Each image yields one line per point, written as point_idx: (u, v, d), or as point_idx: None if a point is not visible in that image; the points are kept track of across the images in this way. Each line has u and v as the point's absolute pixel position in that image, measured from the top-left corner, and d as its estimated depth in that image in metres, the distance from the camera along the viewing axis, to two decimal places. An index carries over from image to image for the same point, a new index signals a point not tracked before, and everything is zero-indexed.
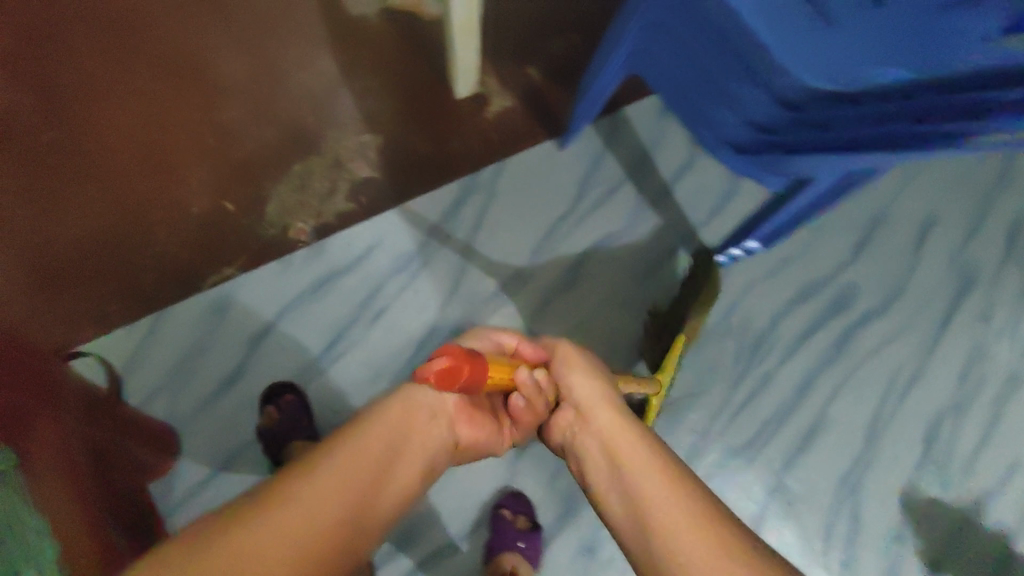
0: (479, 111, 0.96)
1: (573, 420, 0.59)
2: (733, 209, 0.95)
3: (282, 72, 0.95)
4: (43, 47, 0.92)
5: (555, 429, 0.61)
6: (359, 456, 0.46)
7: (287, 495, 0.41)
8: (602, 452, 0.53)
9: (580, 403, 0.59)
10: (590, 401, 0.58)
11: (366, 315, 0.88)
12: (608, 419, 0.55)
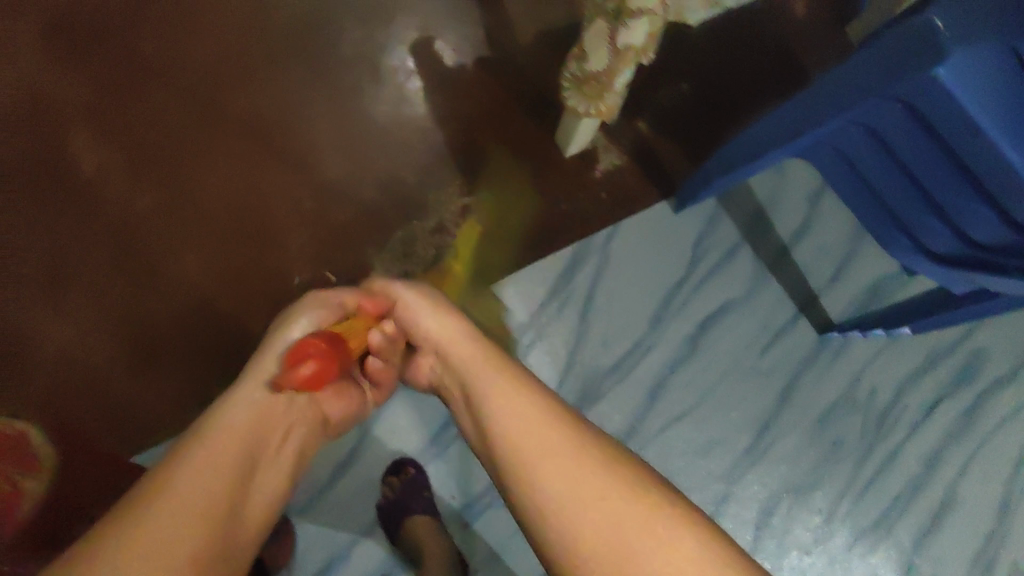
0: (588, 168, 0.90)
1: (433, 361, 0.61)
2: (853, 274, 0.91)
3: (375, 128, 0.90)
4: (126, 105, 0.88)
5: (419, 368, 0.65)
6: (213, 466, 0.47)
7: (161, 487, 0.44)
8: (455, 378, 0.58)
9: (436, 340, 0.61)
10: (449, 339, 0.59)
11: None
12: (474, 360, 0.57)
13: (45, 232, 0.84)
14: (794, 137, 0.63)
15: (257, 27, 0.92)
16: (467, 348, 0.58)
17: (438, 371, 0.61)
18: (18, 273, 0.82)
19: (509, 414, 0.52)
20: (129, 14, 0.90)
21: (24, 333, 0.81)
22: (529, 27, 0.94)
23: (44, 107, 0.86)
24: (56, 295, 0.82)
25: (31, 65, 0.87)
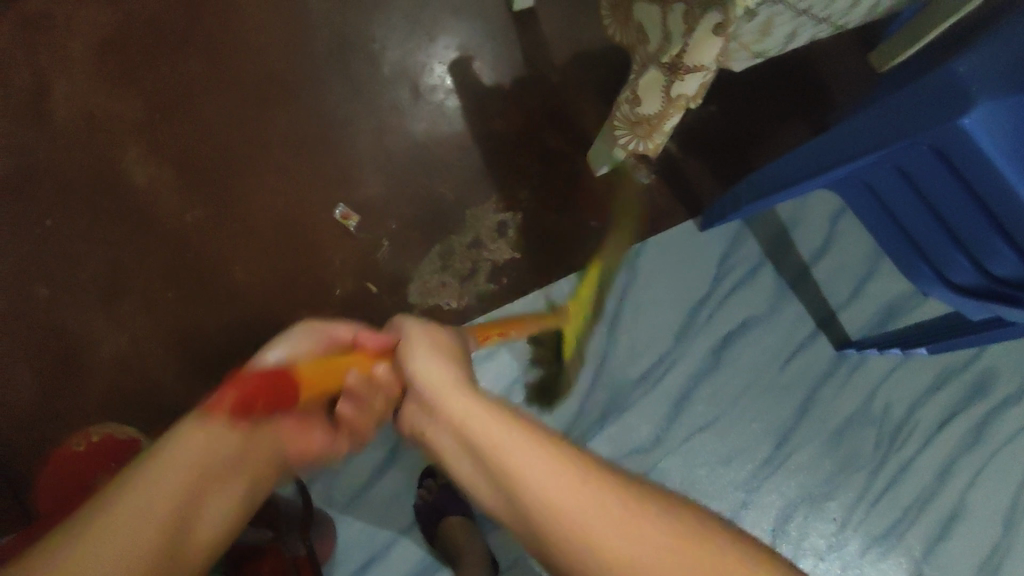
0: (617, 186, 0.93)
1: (421, 408, 0.56)
2: (871, 292, 0.94)
3: (413, 146, 0.94)
4: (176, 121, 0.91)
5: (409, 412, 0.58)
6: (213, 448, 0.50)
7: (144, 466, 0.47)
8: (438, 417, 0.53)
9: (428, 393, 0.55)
10: (440, 386, 0.54)
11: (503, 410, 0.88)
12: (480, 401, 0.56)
13: (100, 243, 0.88)
14: (825, 171, 0.66)
15: (302, 46, 0.95)
16: (446, 386, 0.54)
17: (425, 419, 0.56)
18: (76, 283, 0.87)
19: (460, 415, 0.51)
20: (178, 32, 0.94)
21: (83, 340, 0.85)
22: (564, 49, 0.97)
23: (99, 122, 0.90)
24: (112, 303, 0.87)
25: (85, 81, 0.91)
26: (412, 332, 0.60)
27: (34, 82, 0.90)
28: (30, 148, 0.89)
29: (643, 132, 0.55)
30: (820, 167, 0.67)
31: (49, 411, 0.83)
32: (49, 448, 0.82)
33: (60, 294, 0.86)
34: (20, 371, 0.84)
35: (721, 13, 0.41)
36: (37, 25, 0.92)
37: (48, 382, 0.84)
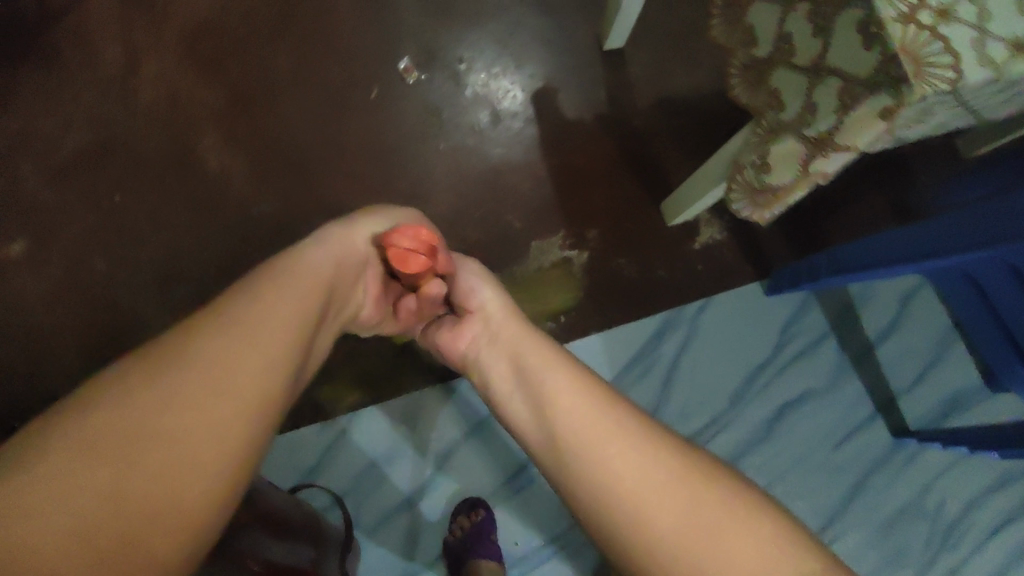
0: (689, 237, 0.91)
1: (479, 332, 0.58)
2: (934, 382, 0.90)
3: (487, 169, 0.92)
4: (256, 114, 0.91)
5: (462, 335, 0.60)
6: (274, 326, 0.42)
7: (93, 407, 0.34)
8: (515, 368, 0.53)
9: (489, 315, 0.58)
10: (501, 320, 0.57)
11: (514, 479, 0.85)
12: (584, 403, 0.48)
13: (164, 227, 0.87)
14: (925, 259, 0.64)
15: (389, 55, 0.95)
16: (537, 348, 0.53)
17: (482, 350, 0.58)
18: (135, 262, 0.86)
19: (530, 345, 0.53)
20: (270, 26, 0.93)
21: (133, 324, 0.84)
22: (650, 92, 0.96)
23: (181, 106, 0.90)
24: (167, 289, 0.85)
25: (174, 64, 0.91)
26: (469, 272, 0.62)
27: (124, 59, 0.90)
28: (111, 123, 0.89)
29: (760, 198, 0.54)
30: (920, 252, 0.65)
31: None
32: None
33: (118, 273, 0.85)
34: (69, 345, 0.83)
35: (894, 99, 0.40)
36: (137, 3, 0.92)
37: (94, 362, 0.83)
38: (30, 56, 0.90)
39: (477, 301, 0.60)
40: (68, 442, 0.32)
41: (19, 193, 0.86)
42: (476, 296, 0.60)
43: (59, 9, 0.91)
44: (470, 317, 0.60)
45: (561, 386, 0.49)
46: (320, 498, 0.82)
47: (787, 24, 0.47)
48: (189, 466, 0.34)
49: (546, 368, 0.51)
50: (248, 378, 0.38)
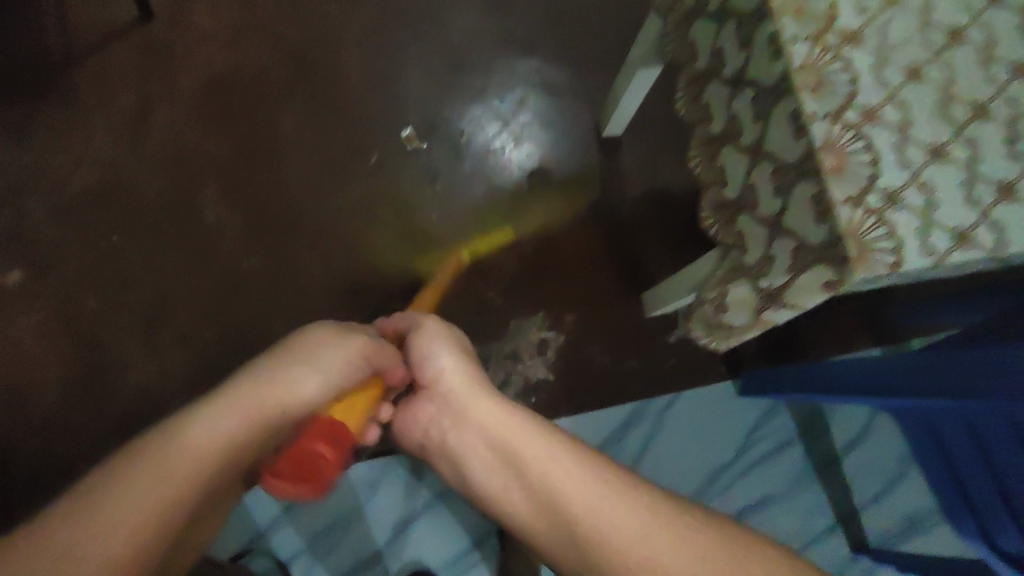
0: (665, 330, 0.93)
1: (443, 408, 0.63)
2: (896, 499, 0.90)
3: (475, 244, 0.95)
4: (259, 170, 0.94)
5: (424, 408, 0.66)
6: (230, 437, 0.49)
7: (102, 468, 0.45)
8: (494, 453, 0.57)
9: (455, 396, 0.62)
10: (463, 394, 0.61)
11: (465, 558, 0.84)
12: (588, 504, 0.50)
13: (156, 271, 0.89)
14: (887, 396, 0.65)
15: (392, 124, 0.98)
16: (503, 422, 0.57)
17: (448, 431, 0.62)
18: (123, 302, 0.88)
19: (493, 420, 0.58)
20: (281, 85, 0.97)
21: (112, 363, 0.86)
22: (642, 182, 0.98)
23: (187, 156, 0.93)
24: (151, 332, 0.87)
25: (185, 114, 0.94)
26: (427, 332, 0.66)
27: (138, 104, 0.94)
28: (119, 165, 0.92)
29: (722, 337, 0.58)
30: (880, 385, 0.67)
31: (64, 427, 0.84)
32: (54, 466, 0.83)
33: (105, 310, 0.87)
34: (46, 377, 0.85)
35: (835, 275, 0.42)
36: (157, 52, 0.96)
37: (71, 398, 0.84)
38: (48, 93, 0.94)
39: (433, 371, 0.64)
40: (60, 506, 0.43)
41: (20, 224, 0.89)
42: (433, 366, 0.64)
43: (82, 50, 0.95)
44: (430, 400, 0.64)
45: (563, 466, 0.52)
46: (261, 561, 0.82)
47: (753, 179, 0.49)
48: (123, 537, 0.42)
49: (523, 442, 0.55)
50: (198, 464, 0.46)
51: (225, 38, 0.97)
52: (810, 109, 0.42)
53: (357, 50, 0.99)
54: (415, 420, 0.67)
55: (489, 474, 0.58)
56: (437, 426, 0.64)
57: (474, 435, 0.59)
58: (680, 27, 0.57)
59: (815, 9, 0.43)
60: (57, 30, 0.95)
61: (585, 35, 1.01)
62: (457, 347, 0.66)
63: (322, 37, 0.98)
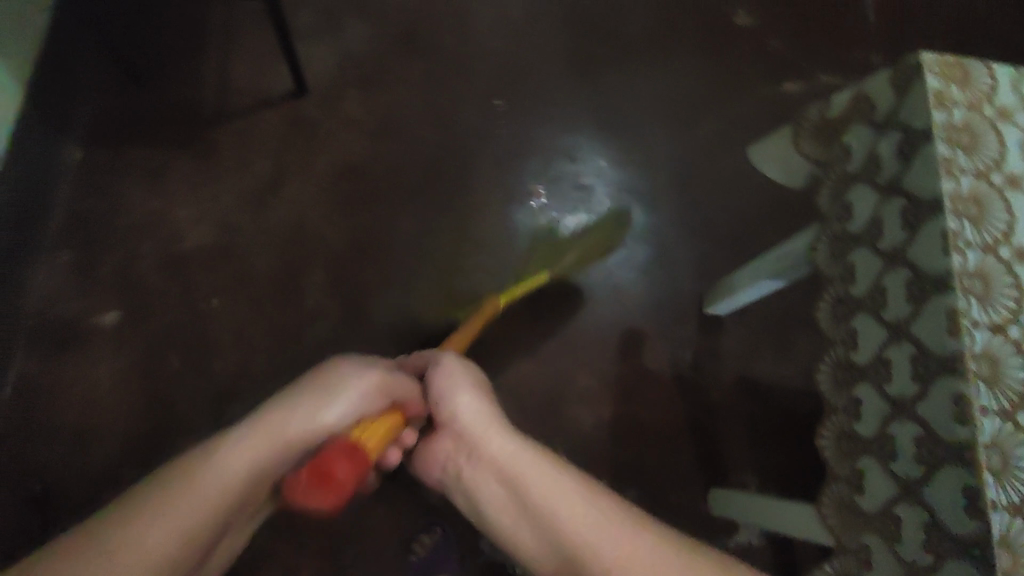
0: (726, 530, 0.89)
1: (456, 442, 0.57)
2: None
3: (556, 392, 0.92)
4: (365, 266, 0.94)
5: (438, 448, 0.59)
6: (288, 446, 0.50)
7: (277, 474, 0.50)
8: (504, 486, 0.51)
9: (466, 427, 0.55)
10: (475, 424, 0.55)
11: None
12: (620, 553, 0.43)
13: (243, 343, 0.90)
14: None
15: (501, 247, 0.96)
16: (515, 454, 0.51)
17: (465, 466, 0.55)
18: (206, 368, 0.89)
19: (499, 448, 0.53)
20: (408, 185, 0.98)
21: (180, 429, 0.87)
22: (736, 367, 0.95)
23: (302, 236, 0.94)
24: (219, 406, 0.88)
25: (312, 195, 0.96)
26: (448, 365, 0.60)
27: (271, 175, 0.96)
28: (236, 231, 0.94)
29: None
30: None
31: (116, 481, 0.84)
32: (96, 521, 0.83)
33: (186, 373, 0.89)
34: (114, 427, 0.86)
35: None
36: (301, 129, 0.99)
37: (131, 455, 0.86)
38: (193, 145, 0.97)
39: (446, 408, 0.58)
40: (164, 510, 0.43)
41: (130, 270, 0.92)
42: (449, 401, 0.57)
43: (233, 111, 0.99)
44: (444, 431, 0.58)
45: (563, 515, 0.46)
46: None
47: (898, 510, 0.48)
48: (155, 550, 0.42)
49: (501, 450, 0.52)
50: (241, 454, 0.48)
51: (368, 129, 0.99)
52: (991, 496, 0.40)
53: (484, 168, 0.99)
54: (437, 457, 0.59)
55: (499, 510, 0.52)
56: (452, 462, 0.57)
57: (484, 471, 0.53)
58: (840, 309, 0.56)
59: (1010, 383, 0.42)
60: (216, 86, 0.99)
61: (711, 205, 1.00)
62: (473, 377, 0.60)
63: (455, 149, 1.00)
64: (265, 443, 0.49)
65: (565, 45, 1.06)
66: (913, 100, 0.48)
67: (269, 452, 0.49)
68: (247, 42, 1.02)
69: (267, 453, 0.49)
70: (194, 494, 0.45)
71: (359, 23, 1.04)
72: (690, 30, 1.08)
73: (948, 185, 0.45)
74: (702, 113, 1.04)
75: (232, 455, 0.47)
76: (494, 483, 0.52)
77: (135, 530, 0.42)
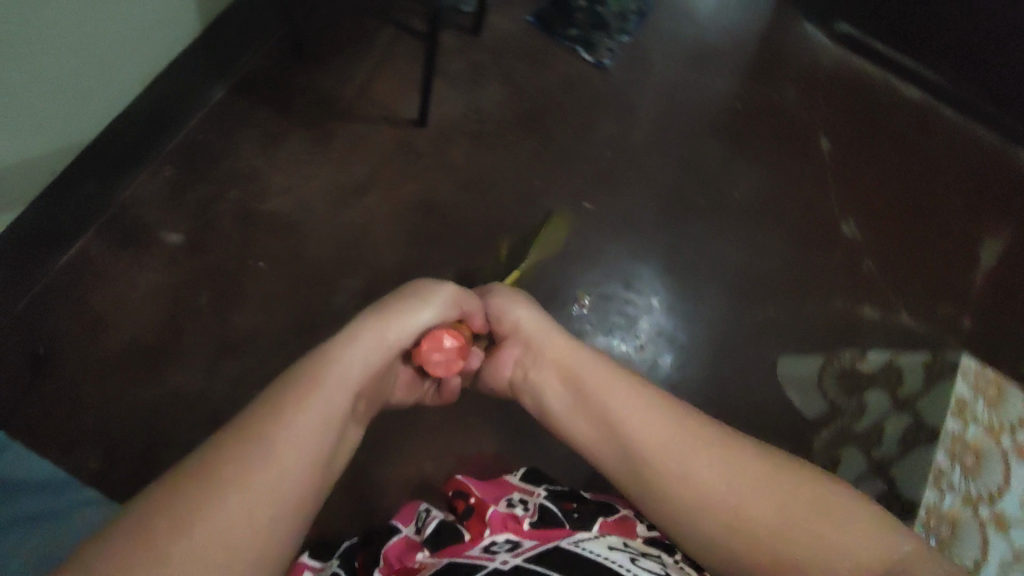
0: None
1: (523, 351, 0.64)
2: None
3: None
4: None
5: (503, 359, 0.66)
6: (370, 366, 0.52)
7: (368, 390, 0.52)
8: (569, 384, 0.59)
9: (527, 335, 0.64)
10: (536, 329, 0.64)
11: None
12: (695, 447, 0.50)
13: (265, 313, 0.96)
14: None
15: None
16: (578, 353, 0.60)
17: (532, 369, 0.63)
18: (223, 319, 0.96)
19: (575, 358, 0.60)
20: (473, 240, 1.02)
21: (175, 359, 0.93)
22: None
23: (361, 243, 1.00)
24: (219, 356, 0.94)
25: (387, 213, 1.02)
26: (498, 290, 0.69)
27: (363, 181, 1.04)
28: (310, 213, 1.01)
29: (637, 549, 0.58)
30: None
31: (106, 378, 0.92)
32: (70, 403, 0.90)
33: (207, 314, 0.96)
34: (126, 330, 0.94)
35: None
36: (408, 153, 1.06)
37: (126, 361, 0.93)
38: (313, 127, 1.06)
39: (510, 320, 0.65)
40: (278, 439, 0.42)
41: (209, 205, 1.00)
42: (510, 315, 0.66)
43: (360, 114, 1.08)
44: (509, 342, 0.66)
45: (635, 409, 0.54)
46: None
47: None
48: (281, 479, 0.41)
49: (572, 354, 0.60)
50: (341, 373, 0.48)
51: (463, 178, 1.06)
52: None
53: (547, 256, 1.03)
54: (501, 368, 0.66)
55: (564, 410, 0.59)
56: (520, 368, 0.65)
57: (551, 372, 0.61)
58: None
59: None
60: (356, 88, 1.09)
61: (741, 390, 0.98)
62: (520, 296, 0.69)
63: (529, 228, 1.04)
64: (363, 356, 0.51)
65: (670, 181, 1.09)
66: (919, 404, 0.96)
67: (379, 354, 0.53)
68: (400, 63, 1.12)
69: (366, 366, 0.51)
70: (304, 418, 0.44)
71: (500, 87, 1.12)
72: (794, 217, 1.09)
73: (948, 441, 0.88)
74: (770, 298, 1.03)
75: (337, 367, 0.49)
76: (581, 402, 0.57)
77: (260, 466, 0.40)
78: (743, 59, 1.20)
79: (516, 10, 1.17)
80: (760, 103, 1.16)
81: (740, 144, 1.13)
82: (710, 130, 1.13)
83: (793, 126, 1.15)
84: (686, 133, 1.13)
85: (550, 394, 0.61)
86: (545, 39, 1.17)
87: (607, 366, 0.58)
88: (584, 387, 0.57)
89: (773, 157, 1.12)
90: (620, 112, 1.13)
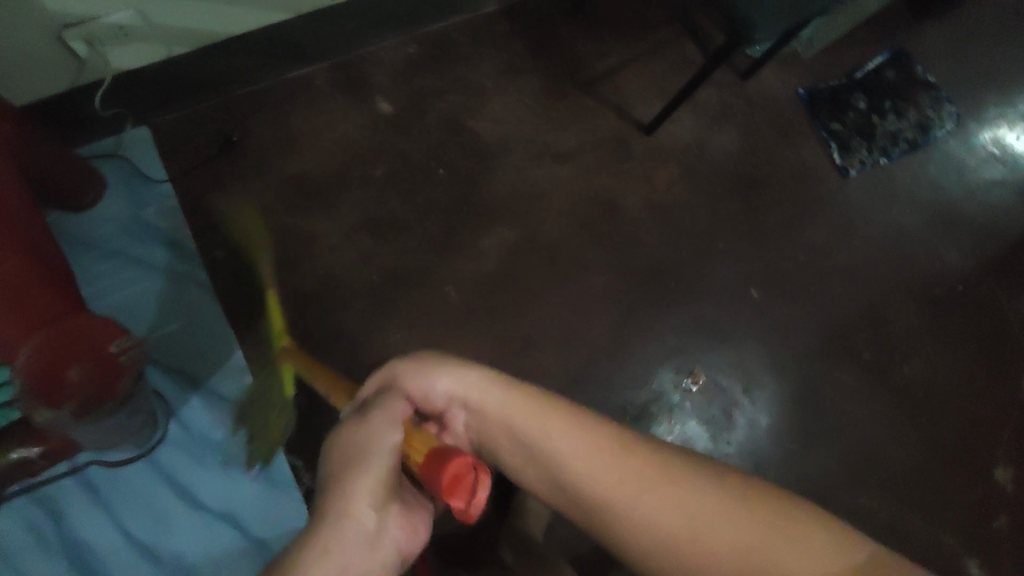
0: None
1: (476, 419, 0.49)
2: None
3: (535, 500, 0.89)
4: (540, 269, 0.98)
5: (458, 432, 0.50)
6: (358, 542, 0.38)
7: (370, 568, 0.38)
8: (539, 463, 0.46)
9: (477, 403, 0.48)
10: (484, 395, 0.47)
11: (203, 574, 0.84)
12: (675, 500, 0.42)
13: (420, 214, 0.98)
14: None
15: (628, 374, 0.95)
16: (526, 406, 0.46)
17: (493, 441, 0.49)
18: (382, 199, 0.99)
19: (510, 409, 0.47)
20: (630, 260, 0.99)
21: (326, 209, 0.98)
22: None
23: (533, 204, 1.00)
24: (362, 227, 0.98)
25: (569, 190, 1.01)
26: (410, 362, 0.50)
27: (565, 150, 1.03)
28: (505, 152, 1.02)
29: None
30: None
31: (265, 192, 0.97)
32: (228, 194, 0.97)
33: (372, 186, 0.99)
34: (302, 162, 0.99)
35: None
36: (618, 148, 1.04)
37: (287, 187, 0.98)
38: (549, 78, 1.06)
39: (442, 394, 0.48)
40: None
41: (426, 98, 1.03)
42: (442, 388, 0.48)
43: (596, 90, 1.07)
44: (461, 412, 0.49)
45: (599, 477, 0.44)
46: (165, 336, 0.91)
47: None
48: None
49: (520, 422, 0.46)
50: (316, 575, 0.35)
51: (654, 197, 1.02)
52: None
53: (687, 316, 0.98)
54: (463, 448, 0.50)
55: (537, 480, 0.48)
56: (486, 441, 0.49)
57: (513, 444, 0.47)
58: None
59: None
60: (606, 66, 1.08)
61: None
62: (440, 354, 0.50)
63: (686, 279, 1.00)
64: (338, 542, 0.37)
65: (846, 316, 1.01)
66: None
67: (351, 537, 0.38)
68: (657, 64, 1.09)
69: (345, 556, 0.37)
70: None
71: (737, 137, 1.07)
72: (951, 424, 0.97)
73: None
74: (881, 487, 0.93)
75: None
76: (527, 455, 0.47)
77: None
78: (991, 242, 1.07)
79: (791, 76, 1.11)
80: (982, 295, 1.04)
81: (938, 323, 1.02)
82: (915, 293, 1.03)
83: (1003, 337, 1.02)
84: (889, 281, 1.03)
85: (514, 464, 0.49)
86: (805, 117, 1.10)
87: (568, 417, 0.45)
88: (562, 469, 0.45)
89: (964, 354, 1.01)
90: (836, 225, 1.05)
